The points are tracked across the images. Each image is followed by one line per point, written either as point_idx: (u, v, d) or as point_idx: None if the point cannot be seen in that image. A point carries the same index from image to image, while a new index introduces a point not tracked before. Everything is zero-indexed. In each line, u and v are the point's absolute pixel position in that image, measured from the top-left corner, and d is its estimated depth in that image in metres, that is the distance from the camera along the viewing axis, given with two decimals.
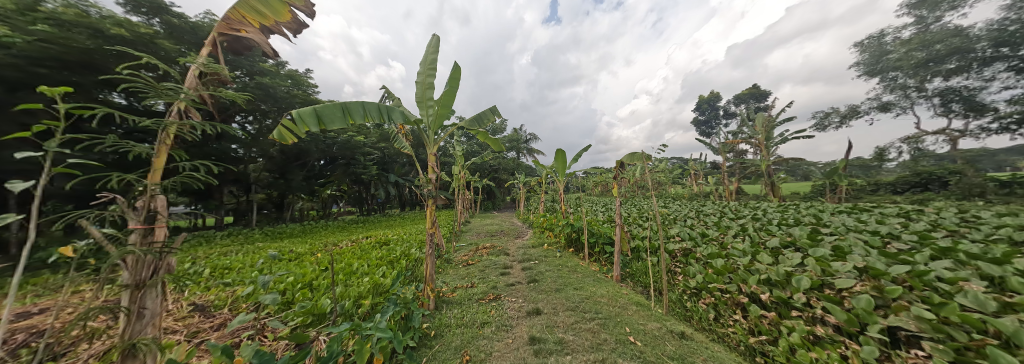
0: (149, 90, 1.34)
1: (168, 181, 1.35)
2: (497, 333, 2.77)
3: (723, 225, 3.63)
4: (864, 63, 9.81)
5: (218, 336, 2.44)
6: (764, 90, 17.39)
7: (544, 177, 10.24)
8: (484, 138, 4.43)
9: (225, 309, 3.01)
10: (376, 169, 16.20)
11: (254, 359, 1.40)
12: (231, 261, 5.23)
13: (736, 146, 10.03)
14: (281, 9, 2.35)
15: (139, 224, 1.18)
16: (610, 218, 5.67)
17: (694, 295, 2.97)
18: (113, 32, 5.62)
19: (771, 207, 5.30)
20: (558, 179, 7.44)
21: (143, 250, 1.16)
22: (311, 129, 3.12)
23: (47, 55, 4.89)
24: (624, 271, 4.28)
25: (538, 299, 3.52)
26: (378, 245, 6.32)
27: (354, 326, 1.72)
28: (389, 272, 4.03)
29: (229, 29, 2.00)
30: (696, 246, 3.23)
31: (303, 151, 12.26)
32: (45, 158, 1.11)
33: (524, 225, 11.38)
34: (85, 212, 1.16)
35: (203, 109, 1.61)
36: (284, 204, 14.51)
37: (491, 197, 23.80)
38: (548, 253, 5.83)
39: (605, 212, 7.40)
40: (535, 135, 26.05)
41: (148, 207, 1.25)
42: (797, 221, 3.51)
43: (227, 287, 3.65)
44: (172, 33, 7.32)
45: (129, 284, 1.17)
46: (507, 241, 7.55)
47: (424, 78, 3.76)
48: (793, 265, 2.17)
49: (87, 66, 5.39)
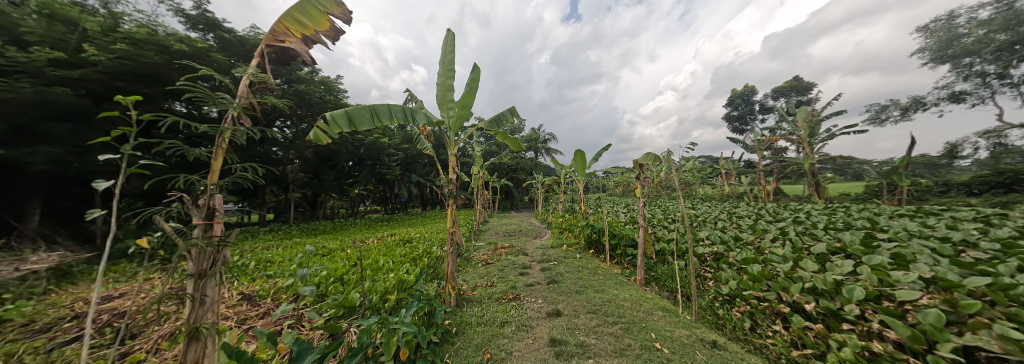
0: (207, 99, 1.48)
1: (224, 181, 1.49)
2: (517, 333, 2.77)
3: (759, 228, 3.38)
4: (930, 49, 8.71)
5: (264, 324, 2.67)
6: (807, 82, 16.00)
7: (564, 177, 10.12)
8: (503, 138, 4.45)
9: (268, 298, 3.28)
10: (400, 169, 16.83)
11: (294, 346, 1.50)
12: (273, 254, 5.68)
13: (774, 143, 9.31)
14: (320, 18, 2.53)
15: (200, 220, 1.32)
16: (632, 219, 5.48)
17: (727, 302, 2.80)
18: (176, 48, 6.35)
19: (815, 210, 4.85)
20: (578, 179, 7.31)
21: (204, 243, 1.29)
22: (343, 130, 3.31)
23: (125, 70, 5.66)
24: (648, 275, 4.12)
25: (558, 300, 3.49)
26: (402, 242, 6.57)
27: (382, 319, 1.80)
28: (413, 269, 4.17)
29: (275, 41, 2.17)
30: (729, 251, 3.04)
31: (334, 153, 13.02)
32: (123, 160, 1.25)
33: (543, 225, 11.30)
34: (157, 209, 1.31)
35: (252, 116, 1.74)
36: (316, 202, 15.47)
37: (511, 197, 23.83)
38: (568, 254, 5.74)
39: (628, 213, 7.15)
40: (554, 135, 25.78)
41: (208, 205, 1.38)
42: (847, 225, 3.18)
43: (269, 279, 3.98)
44: (224, 46, 8.09)
45: (193, 273, 1.30)
46: (526, 242, 7.52)
47: (445, 80, 3.84)
48: (844, 274, 1.99)
49: (155, 78, 6.20)
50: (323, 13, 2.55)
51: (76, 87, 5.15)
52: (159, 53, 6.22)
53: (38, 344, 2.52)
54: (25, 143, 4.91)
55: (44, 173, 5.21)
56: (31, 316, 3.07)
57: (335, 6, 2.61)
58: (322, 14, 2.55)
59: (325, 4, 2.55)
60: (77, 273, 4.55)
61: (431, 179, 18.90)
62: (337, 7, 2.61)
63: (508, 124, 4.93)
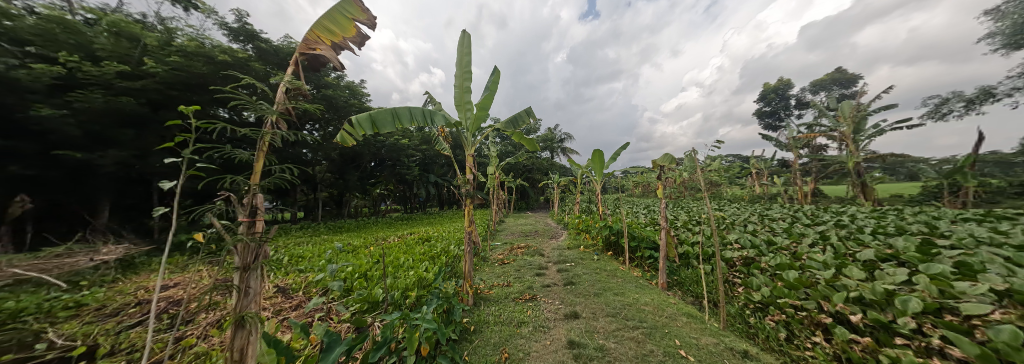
0: (249, 105, 1.59)
1: (265, 182, 1.59)
2: (535, 333, 2.77)
3: (796, 233, 3.15)
4: (1002, 33, 7.74)
5: (297, 315, 2.85)
6: (851, 73, 14.71)
7: (581, 177, 9.95)
8: (520, 138, 4.45)
9: (300, 292, 3.49)
10: (419, 170, 17.29)
11: (325, 338, 1.58)
12: (303, 250, 6.03)
13: (812, 140, 8.64)
14: (347, 24, 2.67)
15: (245, 218, 1.42)
16: (653, 221, 5.29)
17: (759, 310, 2.63)
18: (220, 58, 6.92)
19: (861, 213, 4.44)
20: (596, 179, 7.15)
21: (249, 239, 1.39)
22: (367, 132, 3.44)
23: (177, 80, 6.31)
24: (671, 279, 3.96)
25: (576, 302, 3.44)
26: (421, 241, 6.75)
27: (404, 315, 1.86)
28: (432, 267, 4.26)
29: (307, 49, 2.31)
30: (761, 256, 2.86)
31: (358, 154, 13.60)
32: (183, 163, 1.37)
33: (559, 225, 11.18)
34: (207, 207, 1.43)
35: (289, 121, 1.85)
36: (342, 201, 16.23)
37: (527, 197, 23.77)
38: (585, 256, 5.65)
39: (648, 214, 6.92)
40: (571, 134, 25.42)
41: (251, 204, 1.49)
42: (899, 229, 2.90)
43: (301, 273, 4.24)
44: (261, 56, 8.68)
45: (239, 266, 1.40)
46: (542, 242, 7.46)
47: (462, 82, 3.90)
48: (897, 284, 1.81)
49: (201, 86, 6.89)
50: (350, 20, 2.68)
51: (138, 97, 5.90)
52: (206, 63, 6.81)
53: (108, 327, 2.84)
54: (97, 147, 5.64)
55: (111, 173, 6.02)
56: (105, 302, 3.49)
57: (360, 12, 2.74)
58: (349, 21, 2.68)
59: (351, 11, 2.68)
60: (139, 264, 5.08)
61: (449, 179, 19.25)
62: (362, 13, 2.73)
63: (524, 124, 4.93)
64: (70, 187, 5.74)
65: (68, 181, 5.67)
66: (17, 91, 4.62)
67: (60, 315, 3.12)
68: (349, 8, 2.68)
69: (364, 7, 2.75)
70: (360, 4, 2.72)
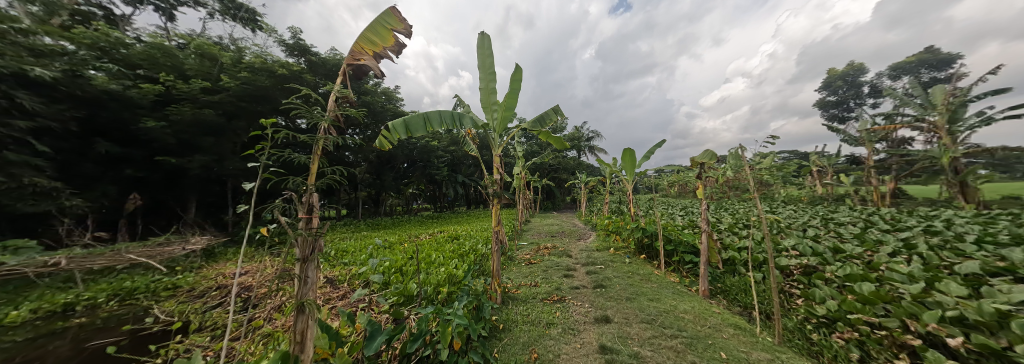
0: (308, 114, 1.78)
1: (319, 182, 1.74)
2: (564, 335, 2.72)
3: (870, 240, 2.73)
4: None
5: (344, 304, 3.13)
6: (944, 53, 12.43)
7: (610, 177, 9.61)
8: (547, 137, 4.40)
9: (345, 283, 3.80)
10: (448, 170, 17.82)
11: (368, 326, 1.70)
12: (348, 245, 6.56)
13: (891, 133, 7.44)
14: (386, 35, 2.83)
15: (304, 214, 1.56)
16: (692, 223, 4.92)
17: (823, 326, 2.29)
18: (279, 72, 7.60)
19: (960, 218, 3.72)
20: (626, 179, 6.85)
21: (307, 233, 1.52)
22: (401, 136, 3.62)
23: (245, 92, 7.19)
24: (714, 286, 3.63)
25: (607, 306, 3.32)
26: (450, 239, 6.99)
27: (437, 309, 1.94)
28: (461, 264, 4.38)
29: (353, 60, 2.51)
30: (826, 265, 2.50)
31: (392, 155, 14.42)
32: (260, 167, 1.66)
33: (587, 226, 10.88)
34: (273, 205, 1.59)
35: (338, 127, 2.01)
36: (378, 200, 17.27)
37: (553, 197, 23.41)
38: (615, 258, 5.42)
39: (685, 216, 6.46)
40: (600, 133, 24.61)
41: (309, 202, 1.63)
42: (1017, 238, 2.38)
43: (346, 266, 4.62)
44: (311, 68, 9.56)
45: (299, 258, 1.54)
46: (569, 243, 7.29)
47: (487, 83, 3.95)
48: (1016, 304, 1.49)
49: (265, 98, 7.75)
50: (389, 30, 2.84)
51: (217, 108, 6.90)
52: (269, 77, 7.62)
53: (197, 306, 3.37)
54: (188, 153, 6.90)
55: (196, 175, 7.23)
56: (193, 285, 4.10)
57: (398, 22, 2.89)
58: (388, 31, 2.84)
59: (390, 22, 2.85)
60: (217, 253, 5.88)
61: (476, 179, 19.58)
62: (400, 23, 2.89)
63: (551, 123, 4.87)
64: (166, 186, 7.12)
65: (165, 182, 7.04)
66: (131, 108, 5.95)
67: (162, 295, 3.74)
68: (389, 19, 2.84)
69: (402, 18, 2.90)
70: (398, 15, 2.88)
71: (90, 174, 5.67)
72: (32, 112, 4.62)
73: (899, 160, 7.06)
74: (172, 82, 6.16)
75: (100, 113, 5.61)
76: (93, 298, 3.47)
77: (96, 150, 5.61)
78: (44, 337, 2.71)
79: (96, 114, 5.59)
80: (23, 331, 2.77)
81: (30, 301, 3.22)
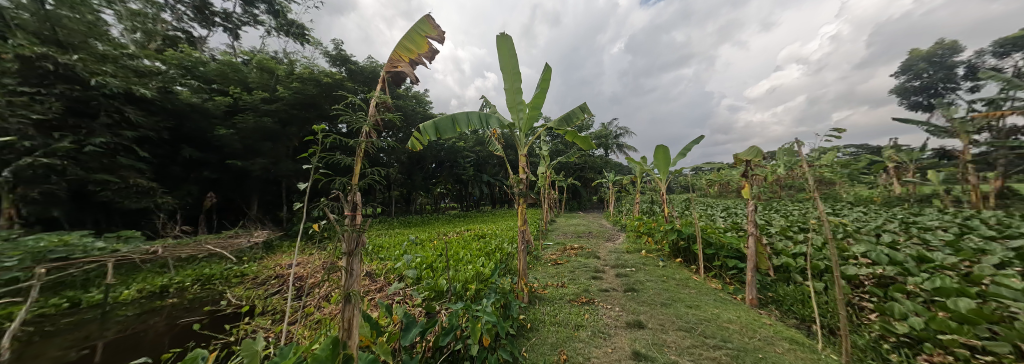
0: (353, 118, 1.92)
1: (362, 182, 1.86)
2: (594, 339, 2.65)
3: (969, 249, 2.30)
4: None
5: (382, 297, 3.35)
6: None
7: (641, 176, 9.14)
8: (574, 137, 4.32)
9: (382, 277, 4.06)
10: (474, 170, 18.10)
11: (403, 317, 1.79)
12: (383, 241, 6.99)
13: (998, 121, 6.18)
14: (420, 41, 2.95)
15: (348, 211, 1.66)
16: (734, 225, 4.53)
17: (905, 346, 1.94)
18: (325, 81, 8.06)
19: None
20: (659, 179, 6.48)
21: (351, 228, 1.61)
22: (431, 137, 3.76)
23: (296, 100, 7.89)
24: (764, 295, 3.29)
25: (639, 310, 3.18)
26: (476, 237, 7.15)
27: (466, 305, 1.98)
28: (488, 263, 4.45)
29: (391, 67, 2.66)
30: (908, 276, 2.14)
31: (422, 156, 15.01)
32: (312, 169, 1.83)
33: (615, 227, 10.49)
34: (322, 203, 1.71)
35: (378, 131, 2.13)
36: (409, 199, 18.08)
37: (579, 197, 22.78)
38: (648, 262, 5.13)
39: (727, 217, 5.96)
40: (630, 130, 23.54)
41: (353, 201, 1.75)
42: None
43: (382, 260, 4.93)
44: (351, 75, 10.27)
45: (345, 252, 1.63)
46: (597, 244, 7.06)
47: (513, 83, 3.93)
48: None
49: (313, 105, 8.38)
50: (423, 37, 2.96)
51: (273, 116, 7.71)
52: (316, 86, 8.11)
53: (260, 293, 3.82)
54: (250, 156, 7.80)
55: (257, 176, 8.14)
56: (256, 274, 4.63)
57: (432, 29, 3.00)
58: (422, 38, 2.96)
59: (425, 29, 2.96)
60: (274, 246, 6.58)
61: (502, 178, 19.66)
62: (433, 29, 2.99)
63: (578, 121, 4.76)
64: (234, 186, 8.16)
65: (233, 182, 8.04)
66: (207, 118, 6.92)
67: (232, 281, 4.27)
68: (423, 26, 2.96)
69: (435, 24, 3.00)
70: (432, 22, 2.99)
71: (177, 176, 6.71)
72: (135, 124, 5.67)
73: (1009, 153, 5.86)
74: (239, 94, 7.06)
75: (184, 124, 6.63)
76: (181, 282, 4.06)
77: (182, 155, 6.61)
78: (147, 313, 3.22)
79: (181, 124, 6.62)
80: (133, 307, 3.32)
81: (137, 283, 3.88)
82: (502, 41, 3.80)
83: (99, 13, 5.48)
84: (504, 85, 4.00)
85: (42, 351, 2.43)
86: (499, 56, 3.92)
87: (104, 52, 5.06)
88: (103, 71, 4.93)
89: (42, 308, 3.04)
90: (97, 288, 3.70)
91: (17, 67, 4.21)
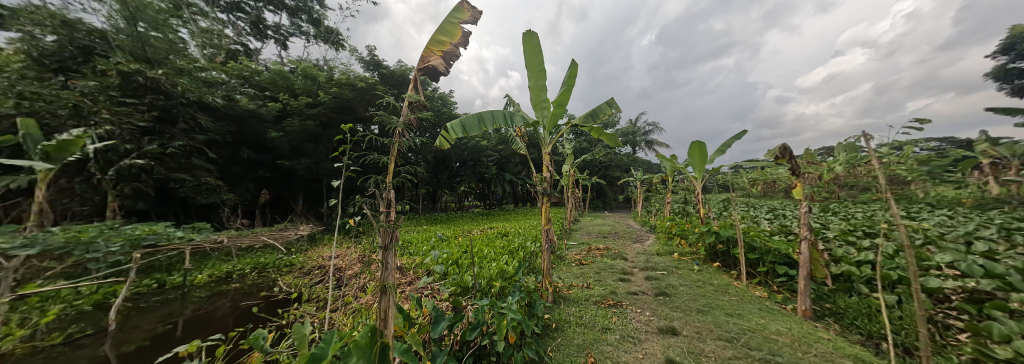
0: (388, 120, 2.02)
1: (395, 180, 1.93)
2: (623, 342, 2.56)
3: None
4: None
5: (412, 290, 3.52)
6: None
7: (673, 174, 8.63)
8: (600, 134, 4.18)
9: (412, 271, 4.26)
10: (497, 168, 18.20)
11: (433, 310, 1.85)
12: (412, 237, 7.32)
13: None
14: (453, 30, 3.02)
15: (384, 207, 1.73)
16: (781, 228, 4.12)
17: None
18: (360, 84, 8.50)
19: None
20: (693, 177, 6.06)
21: (386, 223, 1.67)
22: (458, 135, 3.83)
23: (335, 104, 8.46)
24: (820, 306, 2.95)
25: (672, 316, 3.03)
26: (500, 235, 7.21)
27: (491, 302, 2.01)
28: (511, 261, 4.48)
29: (424, 63, 2.75)
30: (1011, 292, 1.81)
31: (446, 155, 15.40)
32: (345, 167, 1.94)
33: (643, 228, 10.02)
34: (361, 200, 1.80)
35: (411, 132, 2.19)
36: (435, 197, 18.63)
37: (604, 196, 22.07)
38: (681, 265, 4.85)
39: (774, 220, 5.42)
40: (660, 126, 22.35)
41: (387, 198, 1.81)
42: None
43: (411, 255, 5.18)
44: (382, 79, 10.80)
45: (381, 246, 1.67)
46: (624, 245, 6.79)
47: (537, 81, 3.89)
48: None
49: (350, 109, 8.90)
50: (457, 24, 3.03)
51: (316, 119, 8.35)
52: (353, 90, 8.57)
53: (306, 281, 4.18)
54: (297, 156, 8.54)
55: (302, 175, 8.88)
56: (303, 264, 5.06)
57: (465, 13, 3.06)
58: (455, 26, 3.02)
59: (458, 15, 3.03)
60: (316, 239, 7.13)
61: (524, 177, 19.60)
62: (466, 13, 3.05)
63: (605, 117, 4.60)
64: (283, 184, 8.98)
65: (282, 180, 8.86)
66: (262, 122, 7.69)
67: (283, 270, 4.72)
68: (457, 14, 3.04)
69: (466, 8, 3.07)
70: (465, 7, 3.07)
71: (237, 174, 7.53)
72: (205, 129, 6.45)
73: None
74: (287, 100, 7.75)
75: (243, 128, 7.43)
76: (241, 269, 4.56)
77: (241, 155, 7.42)
78: (215, 295, 3.67)
79: (240, 129, 7.42)
80: (204, 289, 3.80)
81: (207, 268, 4.42)
82: (527, 38, 3.78)
83: (177, 32, 6.29)
84: (528, 83, 3.98)
85: (139, 323, 2.87)
86: (525, 53, 3.90)
87: (181, 66, 5.86)
88: (182, 83, 5.68)
89: (138, 288, 3.58)
90: (178, 271, 4.28)
91: (118, 81, 5.01)
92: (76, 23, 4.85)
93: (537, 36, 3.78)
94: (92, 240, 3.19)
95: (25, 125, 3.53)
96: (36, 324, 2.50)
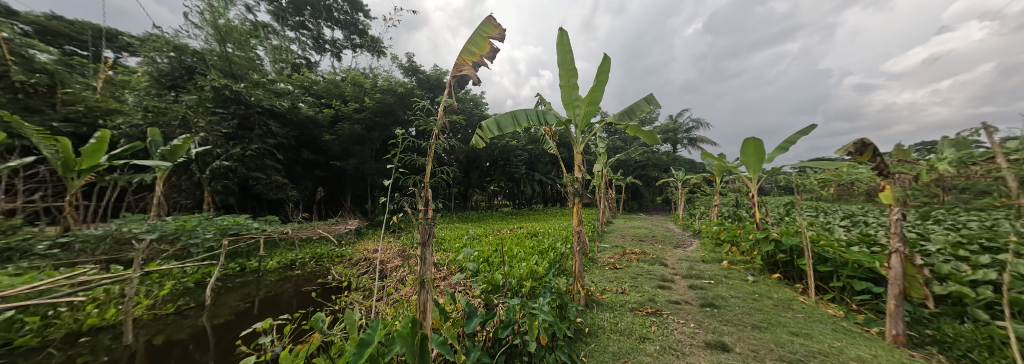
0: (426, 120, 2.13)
1: (432, 180, 2.00)
2: (663, 354, 2.40)
3: None
4: None
5: (446, 286, 3.66)
6: None
7: (721, 175, 7.85)
8: (638, 131, 3.95)
9: (446, 267, 4.44)
10: (526, 168, 18.22)
11: (466, 307, 1.87)
12: (447, 234, 7.62)
13: None
14: (482, 43, 3.07)
15: (423, 203, 1.81)
16: (859, 237, 3.51)
17: None
18: (400, 90, 9.03)
19: None
20: (747, 178, 5.43)
21: (425, 220, 1.73)
22: (490, 135, 3.90)
23: (380, 109, 9.10)
24: (918, 332, 2.46)
25: (721, 330, 2.77)
26: (530, 235, 7.19)
27: (522, 302, 2.01)
28: (542, 261, 4.44)
29: (456, 73, 2.86)
30: None
31: (478, 155, 15.70)
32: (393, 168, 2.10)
33: (684, 232, 9.29)
34: (403, 197, 1.89)
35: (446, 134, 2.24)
36: (467, 195, 19.18)
37: (640, 197, 20.91)
38: (731, 275, 4.41)
39: (852, 228, 4.64)
40: (705, 122, 20.52)
41: (425, 196, 1.87)
42: None
43: (445, 252, 5.39)
44: (420, 83, 11.36)
45: (419, 242, 1.74)
46: (663, 250, 6.34)
47: (569, 79, 3.80)
48: None
49: (392, 113, 9.48)
50: (485, 38, 3.07)
51: (363, 123, 9.07)
52: (395, 95, 9.14)
53: (354, 271, 4.58)
54: (346, 158, 9.36)
55: (350, 174, 9.72)
56: (351, 256, 5.53)
57: (494, 29, 3.10)
58: (484, 39, 3.07)
59: (487, 30, 3.08)
60: (362, 233, 7.75)
61: (554, 177, 19.36)
62: (495, 29, 3.09)
63: (643, 114, 4.35)
64: (335, 182, 9.94)
65: (334, 179, 9.79)
66: (318, 128, 8.58)
67: (335, 261, 5.21)
68: (486, 28, 3.08)
69: (496, 24, 3.10)
70: (493, 22, 3.10)
71: (298, 173, 8.54)
72: (274, 134, 7.39)
73: None
74: (339, 106, 8.53)
75: (303, 132, 8.37)
76: (302, 258, 5.14)
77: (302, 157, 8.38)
78: (282, 280, 4.18)
79: (301, 133, 8.36)
80: (273, 274, 4.35)
81: (275, 256, 5.05)
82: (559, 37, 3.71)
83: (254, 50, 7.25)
84: (559, 82, 3.89)
85: (227, 300, 3.38)
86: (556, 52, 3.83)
87: (257, 80, 6.76)
88: (258, 95, 6.57)
89: (226, 270, 4.23)
90: (254, 258, 4.96)
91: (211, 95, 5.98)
92: (184, 47, 5.85)
93: (568, 37, 3.69)
94: (193, 229, 3.85)
95: (151, 134, 4.35)
96: (156, 295, 3.07)
